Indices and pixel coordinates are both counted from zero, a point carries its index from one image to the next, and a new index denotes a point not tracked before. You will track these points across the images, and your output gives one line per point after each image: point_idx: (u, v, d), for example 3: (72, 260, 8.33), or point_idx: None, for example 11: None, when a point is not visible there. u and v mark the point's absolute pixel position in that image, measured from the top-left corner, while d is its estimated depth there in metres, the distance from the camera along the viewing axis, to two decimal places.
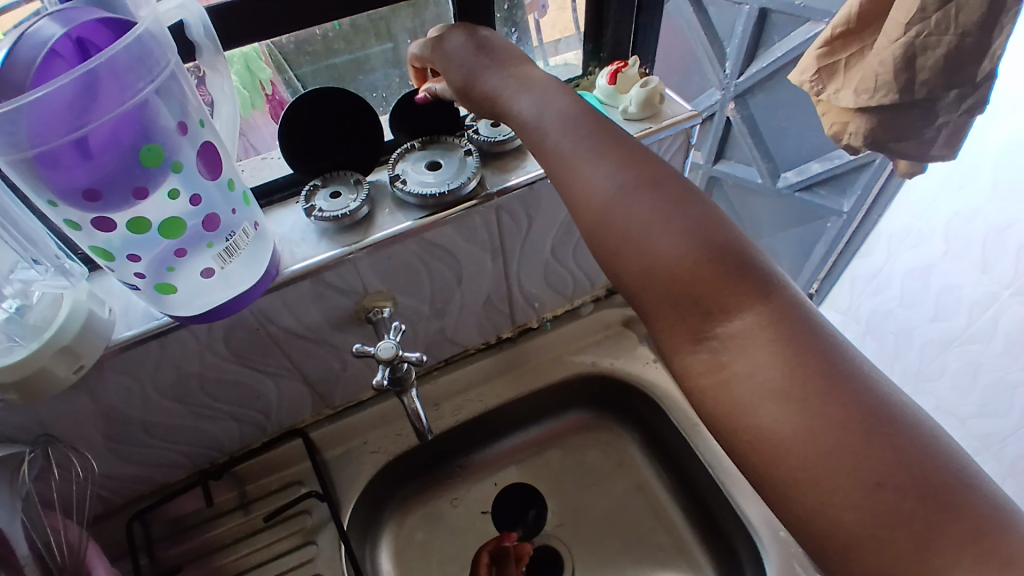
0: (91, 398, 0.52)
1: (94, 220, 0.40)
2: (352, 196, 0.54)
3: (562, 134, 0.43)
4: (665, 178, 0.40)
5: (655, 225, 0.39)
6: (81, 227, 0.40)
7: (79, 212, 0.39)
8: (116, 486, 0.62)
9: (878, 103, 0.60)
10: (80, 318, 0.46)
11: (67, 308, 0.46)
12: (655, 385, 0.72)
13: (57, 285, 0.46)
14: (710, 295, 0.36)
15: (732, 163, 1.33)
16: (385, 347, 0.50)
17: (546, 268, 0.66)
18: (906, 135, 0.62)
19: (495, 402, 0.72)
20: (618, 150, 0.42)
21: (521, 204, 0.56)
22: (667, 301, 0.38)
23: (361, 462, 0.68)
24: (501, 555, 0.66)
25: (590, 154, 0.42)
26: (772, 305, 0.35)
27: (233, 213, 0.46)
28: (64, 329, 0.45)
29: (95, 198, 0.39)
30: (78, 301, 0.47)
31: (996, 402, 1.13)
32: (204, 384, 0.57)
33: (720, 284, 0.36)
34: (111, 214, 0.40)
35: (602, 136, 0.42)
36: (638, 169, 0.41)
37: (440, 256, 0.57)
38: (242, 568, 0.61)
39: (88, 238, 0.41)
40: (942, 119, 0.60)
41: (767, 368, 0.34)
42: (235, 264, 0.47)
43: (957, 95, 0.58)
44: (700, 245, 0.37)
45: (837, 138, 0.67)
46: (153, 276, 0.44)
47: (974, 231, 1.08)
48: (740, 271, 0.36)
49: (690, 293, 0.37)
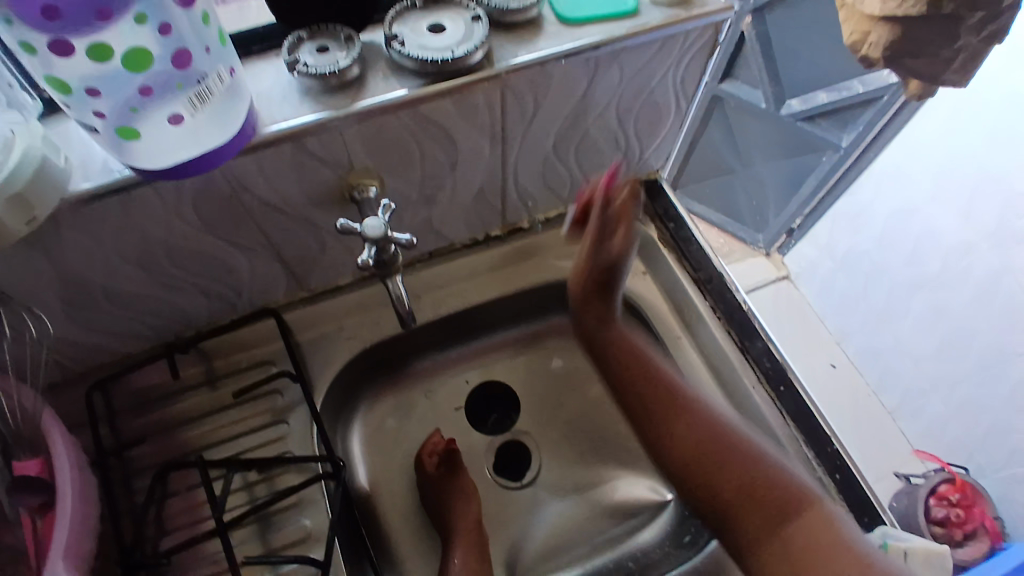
0: (48, 261, 0.47)
1: (50, 43, 0.34)
2: (341, 53, 0.48)
3: (635, 376, 0.64)
4: (713, 426, 0.59)
5: (664, 416, 0.61)
6: (38, 52, 0.34)
7: (34, 31, 0.33)
8: (74, 354, 0.58)
9: (904, 14, 0.58)
10: (34, 165, 0.41)
11: (18, 153, 0.41)
12: (640, 295, 0.71)
13: (11, 118, 0.43)
14: (771, 520, 0.54)
15: (738, 83, 1.21)
16: (372, 225, 0.46)
17: (545, 163, 0.62)
18: (923, 53, 0.63)
19: (478, 299, 0.70)
20: (676, 397, 0.62)
21: (529, 84, 0.51)
22: (751, 524, 0.55)
23: (335, 349, 0.66)
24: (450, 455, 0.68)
25: (675, 412, 0.61)
26: (806, 512, 0.54)
27: (206, 53, 0.40)
28: (14, 176, 0.40)
29: (55, 16, 0.32)
30: (31, 145, 0.41)
31: (953, 346, 1.18)
32: (171, 252, 0.52)
33: (778, 509, 0.54)
34: (67, 35, 0.34)
35: (656, 380, 0.63)
36: (702, 414, 0.60)
37: (435, 134, 0.52)
38: (208, 443, 0.60)
39: (44, 65, 0.35)
40: (963, 42, 0.61)
41: (819, 538, 0.52)
42: (206, 115, 0.41)
43: (982, 17, 0.59)
44: (742, 469, 0.56)
45: (854, 48, 0.65)
46: (116, 119, 0.39)
47: (970, 177, 1.05)
48: (780, 502, 0.55)
49: (766, 513, 0.55)
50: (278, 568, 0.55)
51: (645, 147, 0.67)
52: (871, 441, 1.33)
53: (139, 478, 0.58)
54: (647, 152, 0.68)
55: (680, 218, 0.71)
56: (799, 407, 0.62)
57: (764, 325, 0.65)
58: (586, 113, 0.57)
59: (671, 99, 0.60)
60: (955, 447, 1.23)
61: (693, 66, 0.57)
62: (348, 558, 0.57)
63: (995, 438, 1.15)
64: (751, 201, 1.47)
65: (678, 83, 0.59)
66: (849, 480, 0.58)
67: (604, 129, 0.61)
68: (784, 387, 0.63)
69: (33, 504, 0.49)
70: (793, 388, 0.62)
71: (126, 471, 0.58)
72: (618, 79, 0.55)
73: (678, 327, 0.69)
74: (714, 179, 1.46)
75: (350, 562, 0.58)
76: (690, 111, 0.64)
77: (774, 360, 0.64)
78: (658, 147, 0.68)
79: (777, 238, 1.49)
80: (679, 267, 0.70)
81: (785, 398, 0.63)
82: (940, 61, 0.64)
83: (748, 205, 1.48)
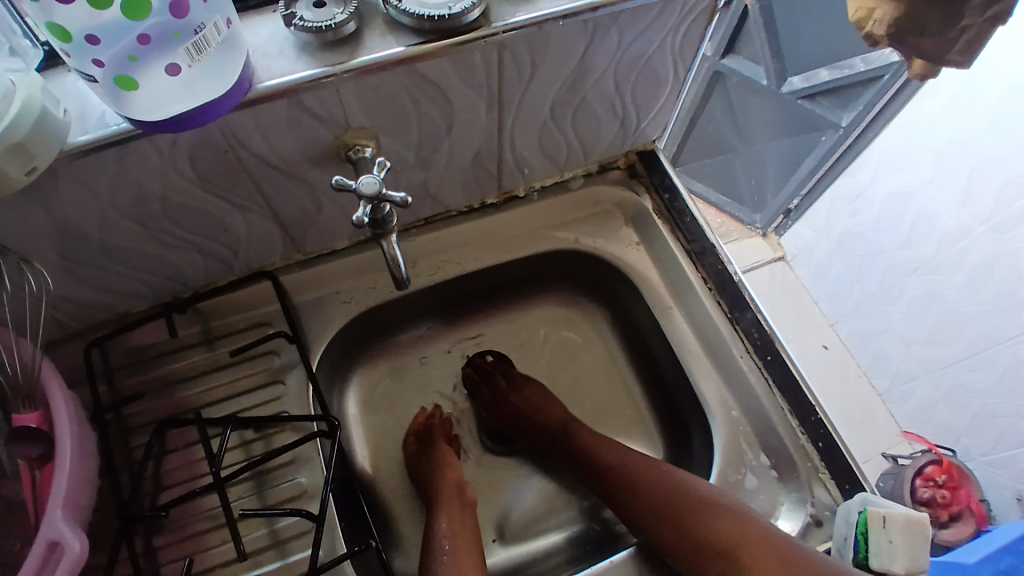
0: (46, 210, 0.47)
1: None
2: (339, 9, 0.48)
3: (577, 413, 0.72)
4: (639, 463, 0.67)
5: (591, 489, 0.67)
6: None
7: None
8: (73, 311, 0.59)
9: None
10: (34, 115, 0.41)
11: (18, 102, 0.40)
12: (634, 267, 0.71)
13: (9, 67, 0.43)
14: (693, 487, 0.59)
15: (740, 59, 1.22)
16: (367, 182, 0.47)
17: (542, 129, 0.62)
18: (928, 31, 0.60)
19: (473, 266, 0.71)
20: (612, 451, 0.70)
21: (527, 45, 0.51)
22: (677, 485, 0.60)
23: (332, 311, 0.67)
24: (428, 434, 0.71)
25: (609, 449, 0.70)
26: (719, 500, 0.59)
27: (203, 3, 0.40)
28: (15, 125, 0.39)
29: None
30: (31, 97, 0.41)
31: (944, 331, 1.18)
32: (167, 208, 0.52)
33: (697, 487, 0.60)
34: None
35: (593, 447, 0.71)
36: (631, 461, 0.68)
37: (433, 95, 0.52)
38: (205, 401, 0.61)
39: (44, 11, 0.35)
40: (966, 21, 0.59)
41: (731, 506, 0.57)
42: (202, 67, 0.41)
43: None
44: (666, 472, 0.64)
45: (858, 26, 0.61)
46: (114, 67, 0.38)
47: (964, 158, 1.06)
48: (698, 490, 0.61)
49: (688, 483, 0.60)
50: (275, 523, 0.57)
51: (642, 117, 0.67)
52: (860, 422, 1.34)
53: (136, 435, 0.59)
54: (644, 123, 0.68)
55: (675, 190, 0.72)
56: (786, 376, 0.63)
57: (754, 295, 0.66)
58: (584, 77, 0.57)
59: (669, 68, 0.61)
60: (942, 431, 1.25)
61: (692, 31, 0.57)
62: (343, 517, 0.59)
63: (983, 422, 1.17)
64: (749, 180, 1.46)
65: (677, 52, 0.59)
66: (832, 448, 0.60)
67: (601, 96, 0.61)
68: (771, 357, 0.64)
69: (32, 454, 0.50)
70: (780, 357, 0.63)
71: (123, 428, 0.59)
72: (616, 43, 0.54)
73: (669, 297, 0.70)
74: (714, 157, 1.47)
75: (345, 519, 0.59)
76: (687, 81, 0.64)
77: (763, 330, 0.65)
78: (654, 118, 0.68)
79: (773, 219, 1.50)
80: (673, 239, 0.70)
81: (772, 367, 0.64)
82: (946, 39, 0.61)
83: (747, 184, 1.48)
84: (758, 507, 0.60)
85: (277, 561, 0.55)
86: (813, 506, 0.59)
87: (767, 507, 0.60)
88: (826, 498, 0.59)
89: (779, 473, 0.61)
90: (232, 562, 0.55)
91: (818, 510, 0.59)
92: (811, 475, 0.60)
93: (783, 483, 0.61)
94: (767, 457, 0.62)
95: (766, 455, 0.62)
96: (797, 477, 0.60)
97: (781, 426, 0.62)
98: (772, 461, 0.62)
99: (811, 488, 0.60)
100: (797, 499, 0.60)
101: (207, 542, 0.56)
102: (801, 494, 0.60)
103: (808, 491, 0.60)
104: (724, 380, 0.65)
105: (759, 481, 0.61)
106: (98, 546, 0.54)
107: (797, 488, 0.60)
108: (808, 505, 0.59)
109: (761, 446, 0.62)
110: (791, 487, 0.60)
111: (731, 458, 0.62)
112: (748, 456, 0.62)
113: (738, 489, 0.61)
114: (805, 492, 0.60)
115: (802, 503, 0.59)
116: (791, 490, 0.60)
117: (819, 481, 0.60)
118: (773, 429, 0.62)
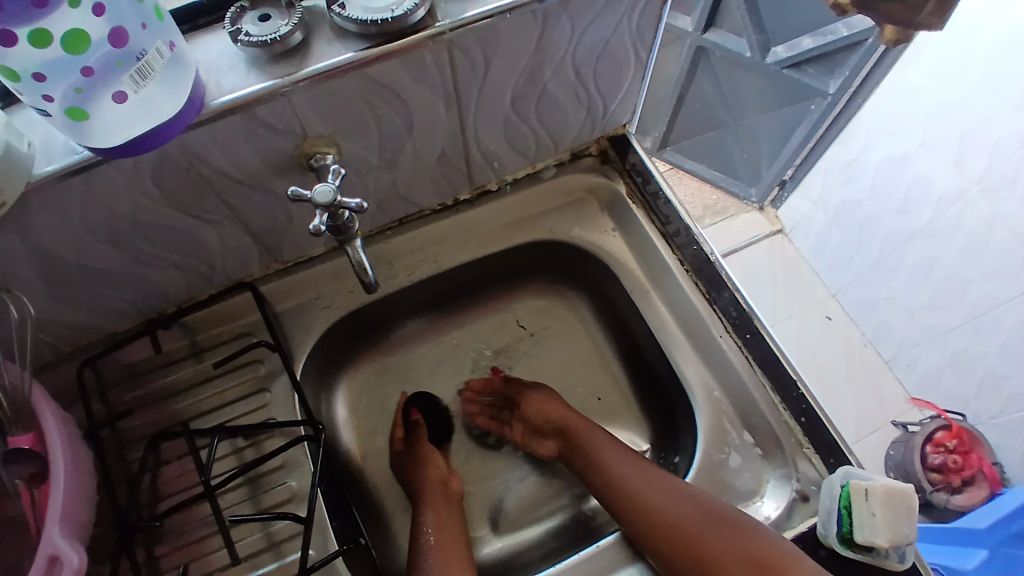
0: (22, 241, 0.49)
1: None
2: (284, 21, 0.48)
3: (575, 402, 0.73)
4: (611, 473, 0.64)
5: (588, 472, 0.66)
6: None
7: None
8: (62, 333, 0.61)
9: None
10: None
11: None
12: (609, 252, 0.71)
13: None
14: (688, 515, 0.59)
15: (723, 33, 1.17)
16: (321, 190, 0.47)
17: (505, 122, 0.62)
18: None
19: (449, 263, 0.72)
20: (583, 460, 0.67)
21: (476, 41, 0.51)
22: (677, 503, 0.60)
23: (313, 317, 0.68)
24: (412, 427, 0.73)
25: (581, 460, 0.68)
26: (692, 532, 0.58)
27: (143, 29, 0.40)
28: None
29: None
30: None
31: (945, 295, 1.16)
32: (139, 228, 0.54)
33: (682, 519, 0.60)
34: (8, 23, 0.34)
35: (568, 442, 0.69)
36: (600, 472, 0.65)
37: (387, 97, 0.52)
38: (195, 413, 0.63)
39: None
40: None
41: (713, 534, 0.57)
42: (151, 90, 0.42)
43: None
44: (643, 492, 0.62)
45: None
46: (64, 100, 0.39)
47: (955, 122, 1.04)
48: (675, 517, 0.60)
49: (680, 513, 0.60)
50: (268, 526, 0.58)
51: (609, 100, 0.66)
52: (866, 391, 1.32)
53: (132, 449, 0.61)
54: (611, 107, 0.68)
55: (648, 171, 0.71)
56: (766, 353, 0.62)
57: (730, 274, 0.65)
58: (542, 65, 0.57)
59: (629, 51, 0.60)
60: (949, 397, 1.24)
61: (647, 12, 0.56)
62: (334, 516, 0.60)
63: (991, 385, 1.14)
64: (743, 154, 1.42)
65: (634, 34, 0.58)
66: (814, 423, 0.60)
67: (562, 84, 0.60)
68: (750, 336, 0.63)
69: (27, 474, 0.52)
70: (759, 336, 0.63)
71: (119, 442, 0.61)
72: (570, 30, 0.54)
73: (646, 282, 0.70)
74: (705, 134, 1.43)
75: (335, 517, 0.61)
76: (650, 61, 0.64)
77: (740, 309, 0.64)
78: (622, 100, 0.67)
79: (768, 192, 1.47)
80: (649, 223, 0.70)
81: (752, 346, 0.63)
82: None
83: (741, 158, 1.44)
84: (743, 485, 0.60)
85: (274, 562, 0.57)
86: (798, 481, 0.59)
87: (753, 484, 0.60)
88: (810, 472, 0.59)
89: (763, 450, 0.62)
90: (227, 566, 0.57)
91: (803, 485, 0.59)
92: (794, 450, 0.60)
93: (768, 459, 0.61)
94: (750, 435, 0.62)
95: (749, 434, 0.62)
96: (781, 452, 0.61)
97: (764, 402, 0.62)
98: (755, 439, 0.62)
99: (796, 463, 0.60)
100: (782, 476, 0.60)
101: (207, 548, 0.57)
102: (786, 470, 0.60)
103: (792, 466, 0.60)
104: (703, 361, 0.66)
105: (742, 459, 0.61)
106: (99, 559, 0.56)
107: (782, 464, 0.60)
108: (794, 481, 0.59)
109: (744, 424, 0.63)
110: (775, 463, 0.61)
111: (713, 437, 0.62)
112: (731, 435, 0.62)
113: (722, 468, 0.61)
114: (789, 467, 0.60)
115: (787, 479, 0.59)
116: (776, 466, 0.60)
117: (802, 455, 0.60)
118: (754, 406, 0.62)
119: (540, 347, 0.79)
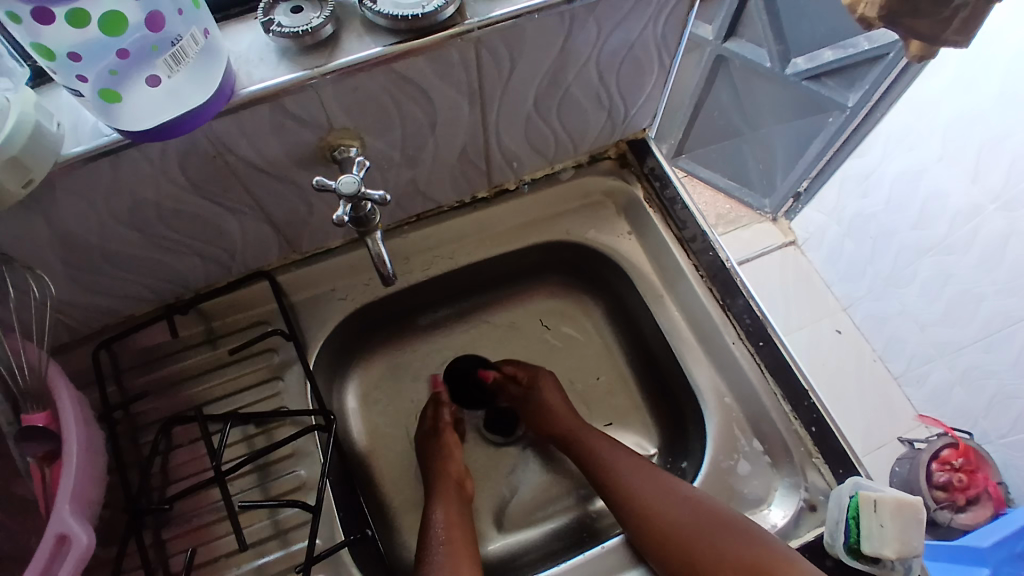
0: (47, 222, 0.49)
1: (33, 10, 0.35)
2: (314, 14, 0.49)
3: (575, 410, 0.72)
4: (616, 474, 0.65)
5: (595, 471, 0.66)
6: (22, 20, 0.36)
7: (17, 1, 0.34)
8: (80, 315, 0.61)
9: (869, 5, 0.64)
10: (28, 131, 0.43)
11: (13, 118, 0.42)
12: (626, 256, 0.71)
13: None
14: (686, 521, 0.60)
15: (742, 42, 1.17)
16: (346, 182, 0.48)
17: (527, 123, 0.63)
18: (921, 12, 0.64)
19: (465, 261, 0.72)
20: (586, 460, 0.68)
21: (503, 40, 0.51)
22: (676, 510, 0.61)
23: (329, 309, 0.69)
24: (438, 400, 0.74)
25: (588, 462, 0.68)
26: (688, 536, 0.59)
27: (178, 16, 0.41)
28: (9, 140, 0.41)
29: None
30: (24, 112, 0.43)
31: (957, 313, 1.16)
32: (163, 214, 0.54)
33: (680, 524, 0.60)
34: (47, 3, 0.35)
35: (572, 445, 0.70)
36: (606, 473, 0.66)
37: (413, 93, 0.53)
38: (207, 399, 0.63)
39: (32, 33, 0.37)
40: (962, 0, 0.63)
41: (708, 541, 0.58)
42: (183, 76, 0.42)
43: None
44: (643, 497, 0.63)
45: None
46: (98, 82, 0.40)
47: (973, 137, 1.04)
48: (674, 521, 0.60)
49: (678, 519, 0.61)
50: (277, 513, 0.59)
51: (630, 104, 0.67)
52: (875, 406, 1.32)
53: (145, 433, 0.61)
54: (632, 111, 0.68)
55: (666, 177, 0.71)
56: (777, 359, 0.63)
57: (745, 280, 0.65)
58: (565, 67, 0.57)
59: (653, 55, 0.61)
60: (958, 414, 1.23)
61: (673, 17, 0.56)
62: (342, 506, 0.61)
63: (1000, 404, 1.14)
64: (758, 164, 1.42)
65: (658, 39, 0.59)
66: (824, 433, 0.60)
67: (584, 86, 0.61)
68: (763, 343, 0.64)
69: (39, 452, 0.52)
70: (772, 343, 0.63)
71: (132, 425, 0.61)
72: (595, 32, 0.54)
73: (661, 286, 0.70)
74: (720, 143, 1.43)
75: (343, 508, 0.61)
76: (674, 67, 0.64)
77: (754, 316, 0.64)
78: (643, 105, 0.68)
79: (783, 203, 1.46)
80: (665, 227, 0.70)
81: (765, 353, 0.63)
82: (941, 20, 0.65)
83: (756, 169, 1.43)
84: (751, 492, 0.60)
85: (280, 550, 0.57)
86: (807, 491, 0.59)
87: (761, 492, 0.60)
88: (819, 482, 0.59)
89: (772, 458, 0.61)
90: (234, 552, 0.57)
91: (812, 494, 0.59)
92: (804, 459, 0.60)
93: (777, 468, 0.61)
94: (760, 442, 0.62)
95: (758, 441, 0.62)
96: (791, 461, 0.61)
97: (774, 411, 0.62)
98: (765, 447, 0.62)
99: (805, 472, 0.60)
100: (791, 484, 0.60)
101: (215, 533, 0.58)
102: (795, 479, 0.60)
103: (801, 475, 0.60)
104: (716, 367, 0.66)
105: (752, 467, 0.62)
106: (108, 540, 0.57)
107: (791, 473, 0.60)
108: (802, 490, 0.59)
109: (754, 432, 0.63)
110: (785, 472, 0.61)
111: (722, 443, 0.62)
112: (740, 442, 0.63)
113: (730, 474, 0.61)
114: (798, 476, 0.60)
115: (795, 488, 0.59)
116: (785, 474, 0.61)
117: (812, 465, 0.60)
118: (765, 414, 0.62)
119: (548, 346, 0.79)
